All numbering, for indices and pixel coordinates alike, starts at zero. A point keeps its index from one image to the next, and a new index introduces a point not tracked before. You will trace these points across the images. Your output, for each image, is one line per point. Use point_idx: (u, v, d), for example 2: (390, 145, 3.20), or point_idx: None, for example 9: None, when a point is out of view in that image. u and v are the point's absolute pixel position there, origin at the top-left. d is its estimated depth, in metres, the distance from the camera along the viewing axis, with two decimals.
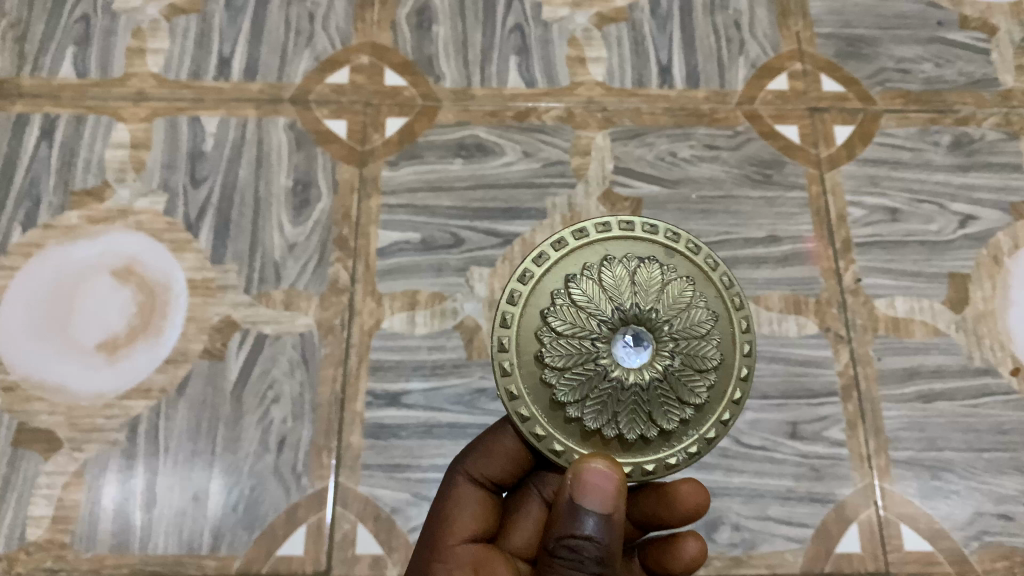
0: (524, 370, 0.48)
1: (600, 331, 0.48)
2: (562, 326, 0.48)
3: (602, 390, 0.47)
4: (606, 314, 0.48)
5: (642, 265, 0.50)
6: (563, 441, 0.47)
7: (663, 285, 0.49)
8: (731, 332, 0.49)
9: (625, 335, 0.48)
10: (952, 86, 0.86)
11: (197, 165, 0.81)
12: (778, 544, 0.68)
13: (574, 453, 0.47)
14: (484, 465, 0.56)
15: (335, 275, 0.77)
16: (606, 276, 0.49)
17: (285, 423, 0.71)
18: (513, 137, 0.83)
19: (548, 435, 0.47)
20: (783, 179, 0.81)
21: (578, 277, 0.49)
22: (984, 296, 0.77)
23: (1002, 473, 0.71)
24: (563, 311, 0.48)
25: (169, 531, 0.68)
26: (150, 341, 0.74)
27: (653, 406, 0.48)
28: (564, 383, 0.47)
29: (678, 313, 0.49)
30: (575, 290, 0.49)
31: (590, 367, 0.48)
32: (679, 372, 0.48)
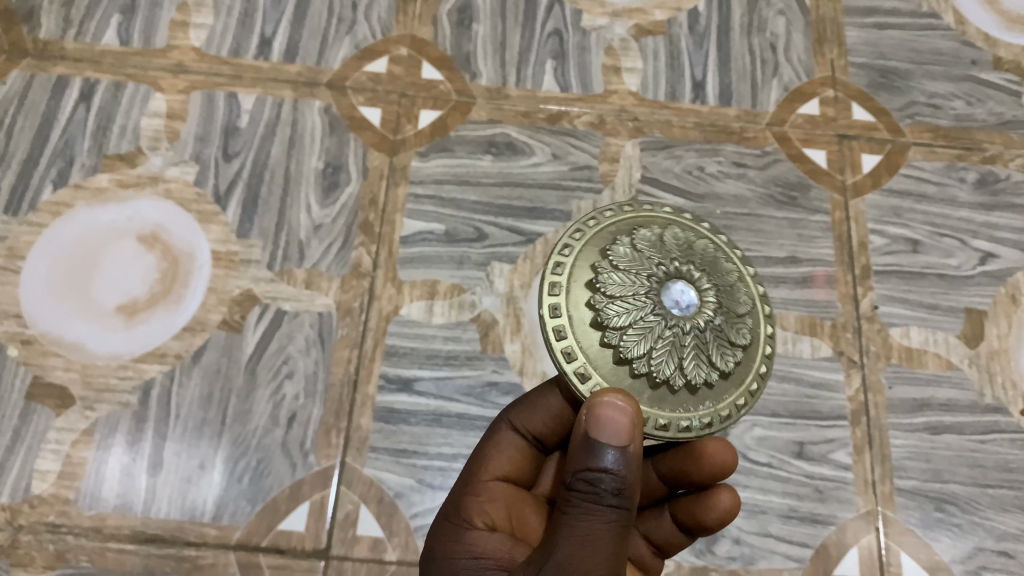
0: (574, 291, 0.47)
1: (656, 272, 0.47)
2: (620, 258, 0.48)
3: (644, 323, 0.46)
4: (665, 262, 0.48)
5: (699, 241, 0.50)
6: (591, 369, 0.45)
7: (715, 261, 0.50)
8: (761, 326, 0.49)
9: (683, 281, 0.47)
10: (981, 125, 0.86)
11: (230, 141, 0.82)
12: (776, 562, 0.68)
13: (597, 385, 0.46)
14: (526, 417, 0.56)
15: (358, 259, 0.77)
16: (667, 237, 0.50)
17: (296, 399, 0.72)
18: (543, 139, 0.84)
19: (579, 360, 0.46)
20: (807, 202, 0.82)
21: (644, 230, 0.49)
22: (999, 334, 0.77)
23: (1005, 511, 0.71)
24: (625, 250, 0.48)
25: (172, 496, 0.68)
26: (170, 307, 0.75)
27: (686, 356, 0.46)
28: (613, 309, 0.46)
29: (723, 286, 0.49)
30: (639, 238, 0.49)
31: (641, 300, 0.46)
32: (718, 335, 0.47)
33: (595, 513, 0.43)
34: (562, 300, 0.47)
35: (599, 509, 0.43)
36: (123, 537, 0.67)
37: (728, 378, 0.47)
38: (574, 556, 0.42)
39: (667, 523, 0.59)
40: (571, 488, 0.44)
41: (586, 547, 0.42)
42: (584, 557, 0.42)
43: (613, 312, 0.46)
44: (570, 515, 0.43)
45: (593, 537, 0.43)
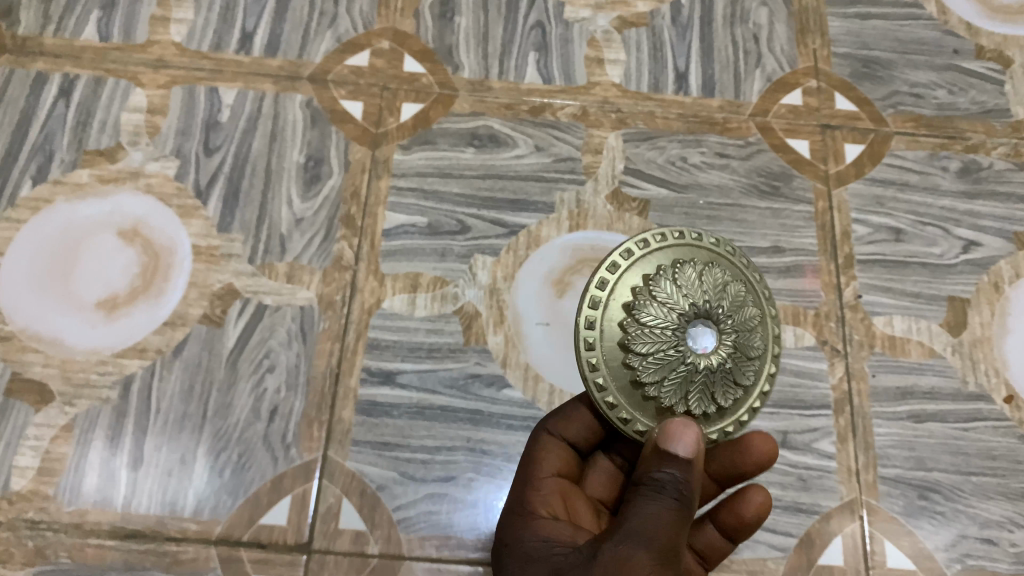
0: (609, 333, 0.51)
1: (686, 312, 0.52)
2: (666, 304, 0.51)
3: (680, 373, 0.51)
4: (684, 309, 0.52)
5: (706, 270, 0.53)
6: (638, 414, 0.51)
7: (722, 285, 0.53)
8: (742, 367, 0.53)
9: (707, 324, 0.52)
10: (965, 114, 0.86)
11: (211, 135, 0.82)
12: (760, 551, 0.68)
13: (641, 423, 0.51)
14: (567, 428, 0.61)
15: (340, 251, 0.77)
16: (706, 276, 0.53)
17: (278, 393, 0.71)
18: (526, 131, 0.83)
19: (633, 418, 0.51)
20: (791, 192, 0.82)
21: (682, 265, 0.53)
22: (982, 322, 0.77)
23: (989, 498, 0.71)
24: (657, 295, 0.52)
25: (153, 491, 0.68)
26: (152, 301, 0.74)
27: (695, 389, 0.52)
28: (657, 346, 0.51)
29: (740, 326, 0.53)
30: (679, 277, 0.52)
31: (662, 338, 0.51)
32: (726, 373, 0.52)
33: (658, 501, 0.48)
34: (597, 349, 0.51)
35: (665, 505, 0.48)
36: (103, 532, 0.66)
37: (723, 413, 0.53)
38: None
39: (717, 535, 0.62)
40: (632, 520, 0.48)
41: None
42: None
43: (648, 348, 0.51)
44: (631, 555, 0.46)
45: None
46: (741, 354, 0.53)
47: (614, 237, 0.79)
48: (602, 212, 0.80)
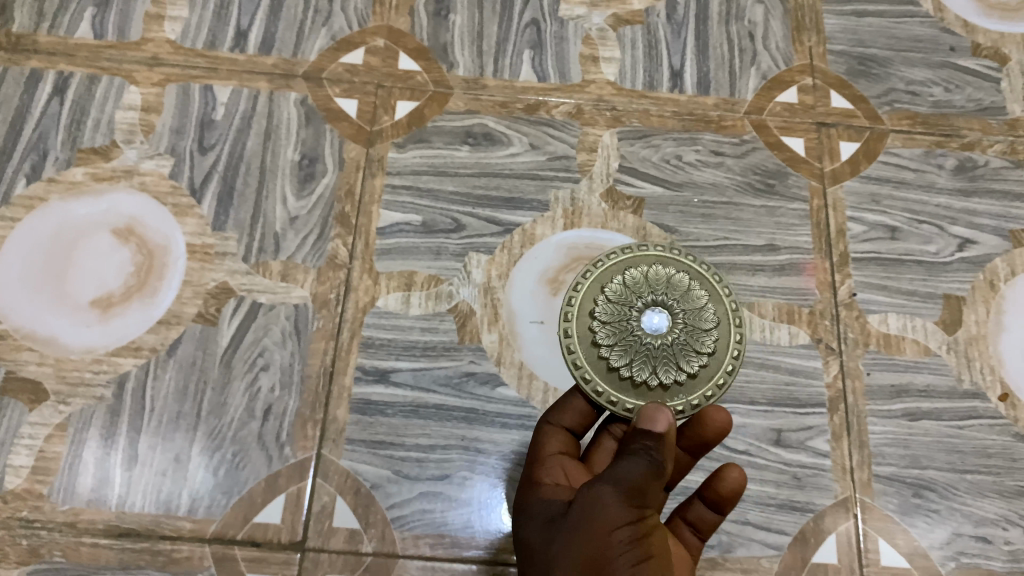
0: (581, 330, 0.56)
1: (637, 304, 0.56)
2: (619, 294, 0.57)
3: (642, 351, 0.55)
4: (635, 302, 0.56)
5: (652, 266, 0.58)
6: (622, 396, 0.55)
7: (668, 278, 0.57)
8: (702, 337, 0.56)
9: (659, 309, 0.56)
10: (960, 112, 0.86)
11: (206, 133, 0.82)
12: (754, 549, 0.68)
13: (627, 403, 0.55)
14: (565, 415, 0.61)
15: (334, 250, 0.77)
16: (652, 271, 0.58)
17: (272, 391, 0.71)
18: (521, 129, 0.83)
19: (620, 399, 0.55)
20: (786, 190, 0.82)
21: (630, 265, 0.58)
22: (978, 320, 0.77)
23: (984, 496, 0.71)
24: (614, 295, 0.57)
25: (147, 490, 0.68)
26: (146, 300, 0.74)
27: (659, 363, 0.55)
28: (621, 330, 0.55)
29: (690, 308, 0.57)
30: (627, 275, 0.57)
31: (625, 322, 0.56)
32: (684, 345, 0.56)
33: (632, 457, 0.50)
34: (572, 347, 0.56)
35: (635, 461, 0.50)
36: (97, 532, 0.66)
37: (695, 378, 0.55)
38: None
39: (705, 512, 0.61)
40: (610, 473, 0.50)
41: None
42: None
43: (614, 333, 0.55)
44: (599, 506, 0.49)
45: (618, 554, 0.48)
46: (697, 327, 0.56)
47: (609, 235, 0.79)
48: (596, 210, 0.80)
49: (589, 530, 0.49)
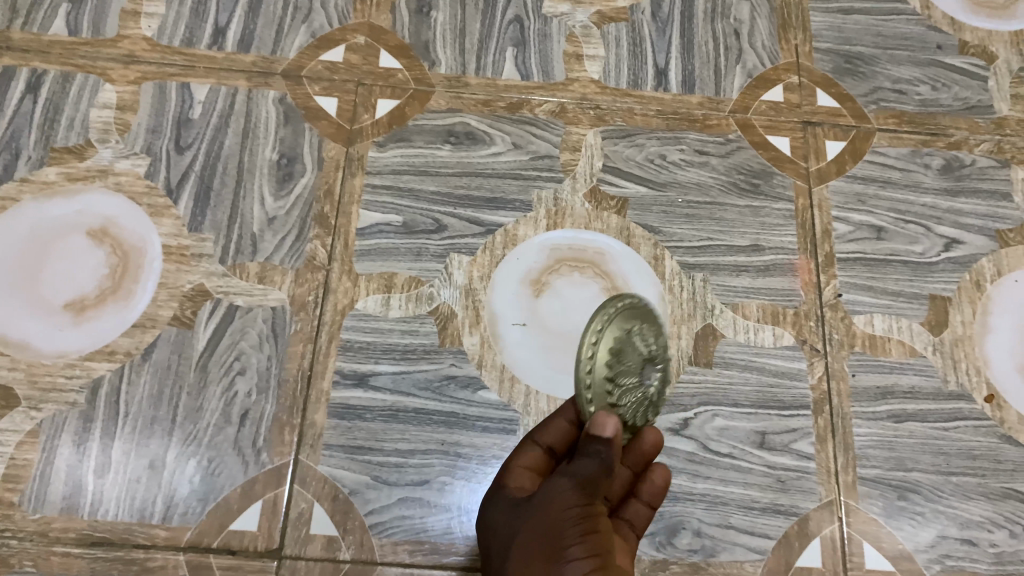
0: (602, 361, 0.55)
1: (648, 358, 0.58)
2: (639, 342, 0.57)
3: (638, 403, 0.58)
4: (647, 359, 0.58)
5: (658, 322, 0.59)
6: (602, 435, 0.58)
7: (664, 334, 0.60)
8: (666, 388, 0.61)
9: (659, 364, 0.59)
10: (947, 110, 0.86)
11: (182, 132, 0.80)
12: (738, 553, 0.67)
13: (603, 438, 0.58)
14: (546, 432, 0.62)
15: (313, 251, 0.76)
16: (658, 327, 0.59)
17: (249, 396, 0.70)
18: (503, 128, 0.82)
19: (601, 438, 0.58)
20: (770, 189, 0.81)
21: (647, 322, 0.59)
22: (963, 321, 0.76)
23: (969, 499, 0.70)
24: (635, 351, 0.57)
25: (120, 498, 0.66)
26: (120, 303, 0.73)
27: (640, 410, 0.59)
28: (631, 373, 0.57)
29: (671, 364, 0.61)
30: (644, 333, 0.58)
31: (635, 365, 0.57)
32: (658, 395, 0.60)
33: (585, 459, 0.54)
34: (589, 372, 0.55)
35: (588, 461, 0.54)
36: (69, 540, 0.65)
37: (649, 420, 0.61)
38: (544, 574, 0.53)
39: (643, 510, 0.63)
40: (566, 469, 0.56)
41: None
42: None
43: (627, 377, 0.56)
44: (554, 496, 0.55)
45: (567, 540, 0.53)
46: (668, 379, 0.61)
47: (592, 236, 0.78)
48: (579, 210, 0.79)
49: (545, 516, 0.55)
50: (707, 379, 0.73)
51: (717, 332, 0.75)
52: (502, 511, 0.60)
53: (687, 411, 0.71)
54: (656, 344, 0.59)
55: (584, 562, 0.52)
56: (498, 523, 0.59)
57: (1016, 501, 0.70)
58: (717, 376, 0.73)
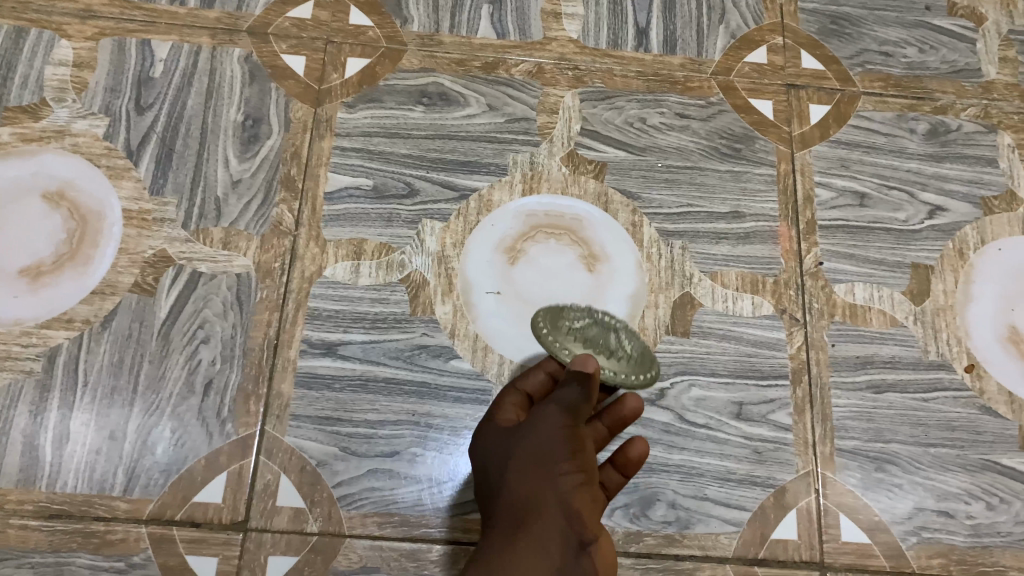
0: (550, 325, 0.64)
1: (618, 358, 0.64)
2: (584, 314, 0.66)
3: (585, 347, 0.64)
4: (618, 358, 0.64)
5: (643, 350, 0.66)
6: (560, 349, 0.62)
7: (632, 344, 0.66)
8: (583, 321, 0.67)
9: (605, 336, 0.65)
10: (934, 74, 0.83)
11: (143, 92, 0.77)
12: (713, 526, 0.66)
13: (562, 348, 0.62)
14: (530, 378, 0.64)
15: (279, 216, 0.73)
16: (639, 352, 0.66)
17: (212, 364, 0.68)
18: (478, 89, 0.79)
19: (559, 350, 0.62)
20: (752, 154, 0.79)
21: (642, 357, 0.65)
22: (946, 290, 0.75)
23: (948, 470, 0.69)
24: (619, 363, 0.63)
25: (79, 470, 0.64)
26: (78, 269, 0.70)
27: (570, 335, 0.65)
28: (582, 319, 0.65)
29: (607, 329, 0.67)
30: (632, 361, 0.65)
31: (576, 330, 0.64)
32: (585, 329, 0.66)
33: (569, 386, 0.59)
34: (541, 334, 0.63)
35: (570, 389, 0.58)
36: (26, 513, 0.63)
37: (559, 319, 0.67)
38: (535, 487, 0.57)
39: (615, 476, 0.63)
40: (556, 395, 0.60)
41: (548, 492, 0.56)
42: (541, 502, 0.56)
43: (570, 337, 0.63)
44: (546, 421, 0.58)
45: (557, 458, 0.57)
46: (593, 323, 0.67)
47: (569, 202, 0.76)
48: (556, 175, 0.77)
49: (536, 436, 0.58)
50: (684, 349, 0.71)
51: (695, 301, 0.73)
52: (485, 437, 0.63)
53: (663, 381, 0.70)
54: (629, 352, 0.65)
55: (573, 476, 0.57)
56: (484, 444, 0.62)
57: (994, 472, 0.69)
58: (694, 345, 0.71)
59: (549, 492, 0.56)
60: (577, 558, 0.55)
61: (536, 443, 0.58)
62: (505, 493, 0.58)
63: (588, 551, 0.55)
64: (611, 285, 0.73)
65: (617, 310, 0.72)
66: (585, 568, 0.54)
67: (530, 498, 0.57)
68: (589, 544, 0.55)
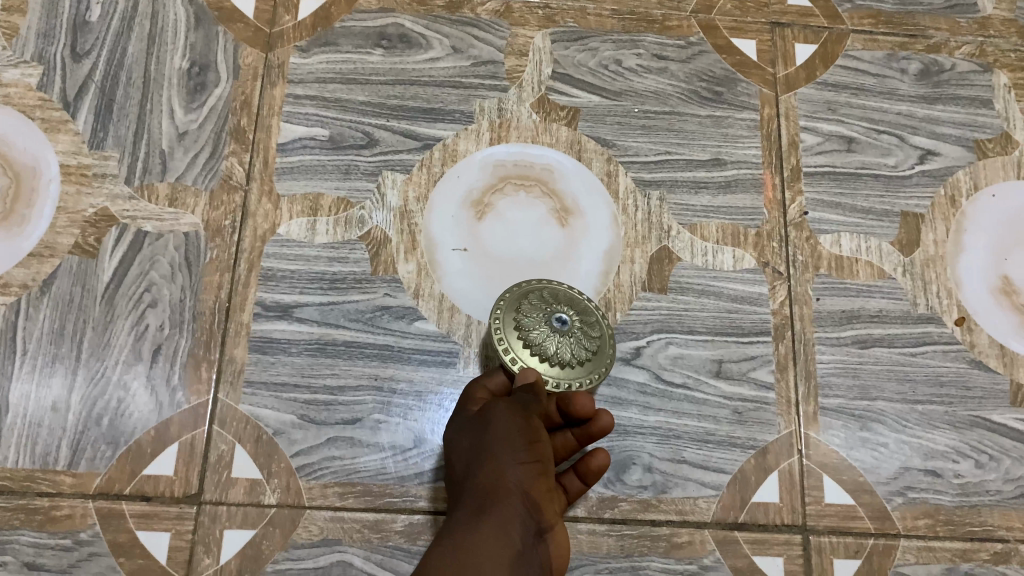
0: (512, 304, 0.60)
1: (572, 354, 0.59)
2: (548, 294, 0.61)
3: (538, 338, 0.59)
4: (570, 359, 0.59)
5: (603, 341, 0.60)
6: (511, 343, 0.59)
7: (595, 337, 0.60)
8: (541, 307, 0.60)
9: (560, 322, 0.59)
10: (927, 9, 0.79)
11: (79, 38, 0.71)
12: (690, 490, 0.63)
13: (512, 344, 0.59)
14: (494, 377, 0.62)
15: (228, 170, 0.68)
16: (597, 348, 0.60)
17: (161, 330, 0.64)
18: (441, 30, 0.74)
19: (508, 348, 0.59)
20: (734, 98, 0.74)
21: (597, 359, 0.60)
22: (936, 239, 0.71)
23: (935, 427, 0.66)
24: (571, 361, 0.59)
25: (19, 443, 0.61)
26: (13, 230, 0.65)
27: (522, 325, 0.59)
28: (536, 317, 0.59)
29: (572, 316, 0.60)
30: (586, 360, 0.59)
31: (539, 313, 0.60)
32: (535, 327, 0.59)
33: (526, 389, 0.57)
34: (498, 318, 0.60)
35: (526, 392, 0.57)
36: None
37: (511, 313, 0.60)
38: (497, 475, 0.55)
39: (576, 482, 0.60)
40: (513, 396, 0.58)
41: (510, 479, 0.55)
42: (504, 489, 0.55)
43: (531, 319, 0.59)
44: (502, 412, 0.58)
45: (516, 449, 0.56)
46: (553, 307, 0.60)
47: (539, 151, 0.71)
48: (526, 122, 0.72)
49: (495, 428, 0.57)
50: (661, 306, 0.67)
51: (673, 255, 0.69)
52: (449, 430, 0.61)
53: (639, 339, 0.66)
54: (588, 343, 0.60)
55: (531, 466, 0.56)
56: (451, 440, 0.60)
57: (983, 429, 0.66)
58: (672, 302, 0.68)
59: (510, 480, 0.55)
60: (533, 545, 0.54)
61: (495, 433, 0.57)
62: (467, 482, 0.56)
63: (545, 539, 0.55)
64: (583, 240, 0.69)
65: (591, 266, 0.68)
66: (542, 554, 0.54)
67: (492, 485, 0.55)
68: (544, 532, 0.55)
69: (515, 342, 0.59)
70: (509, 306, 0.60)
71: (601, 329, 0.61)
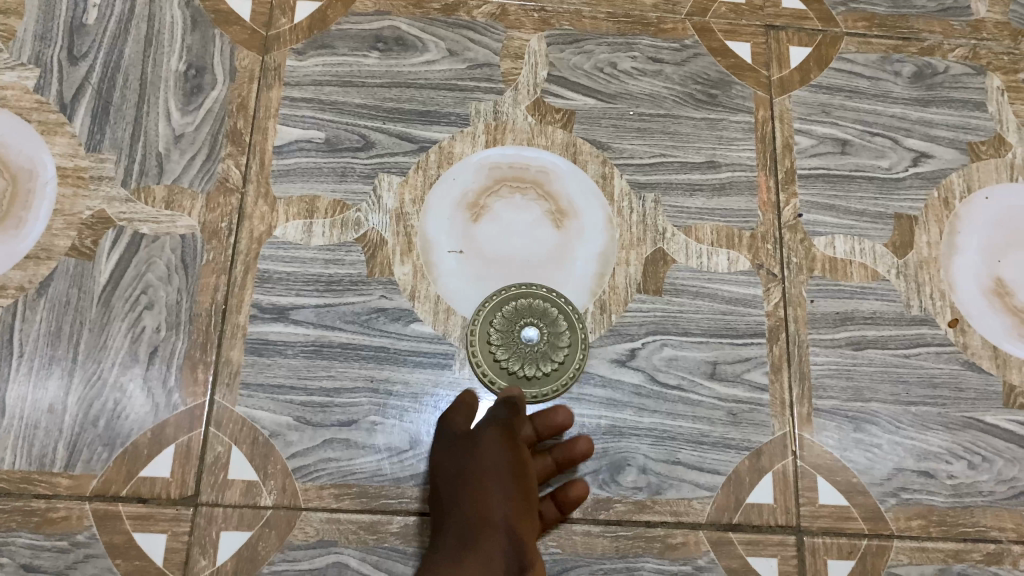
0: (484, 324, 0.66)
1: (542, 365, 0.65)
2: (520, 311, 0.66)
3: (509, 353, 0.65)
4: (540, 370, 0.65)
5: (572, 351, 0.65)
6: (485, 359, 0.65)
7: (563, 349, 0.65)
8: (512, 325, 0.66)
9: (529, 336, 0.65)
10: (920, 12, 0.79)
11: (76, 40, 0.71)
12: (685, 491, 0.63)
13: (486, 359, 0.65)
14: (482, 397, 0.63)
15: (225, 172, 0.69)
16: (565, 359, 0.65)
17: (157, 332, 0.64)
18: (437, 33, 0.75)
19: (483, 364, 0.65)
20: (729, 100, 0.75)
21: (566, 370, 0.65)
22: (930, 242, 0.71)
23: (928, 428, 0.66)
24: (541, 372, 0.65)
25: (15, 446, 0.61)
26: (10, 232, 0.66)
27: (495, 342, 0.65)
28: (508, 332, 0.66)
29: (541, 333, 0.66)
30: (555, 370, 0.65)
31: (510, 330, 0.66)
32: (507, 342, 0.65)
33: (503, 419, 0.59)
34: (472, 337, 0.65)
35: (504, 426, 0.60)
36: None
37: (485, 332, 0.66)
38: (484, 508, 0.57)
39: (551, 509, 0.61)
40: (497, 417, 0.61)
41: (496, 511, 0.57)
42: (489, 522, 0.56)
43: (504, 334, 0.65)
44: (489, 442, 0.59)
45: (504, 481, 0.58)
46: (522, 324, 0.66)
47: (535, 154, 0.71)
48: (522, 125, 0.72)
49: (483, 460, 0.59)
50: (656, 308, 0.68)
51: (668, 257, 0.69)
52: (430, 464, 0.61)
53: (633, 341, 0.67)
54: (557, 356, 0.65)
55: (517, 501, 0.58)
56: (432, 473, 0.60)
57: (976, 430, 0.67)
58: (667, 304, 0.68)
59: (496, 512, 0.57)
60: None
61: (480, 465, 0.58)
62: (452, 516, 0.57)
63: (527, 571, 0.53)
64: (578, 241, 0.69)
65: (586, 267, 0.68)
66: None
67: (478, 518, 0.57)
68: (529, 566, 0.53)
69: (489, 356, 0.65)
70: (482, 325, 0.66)
71: (569, 342, 0.66)
